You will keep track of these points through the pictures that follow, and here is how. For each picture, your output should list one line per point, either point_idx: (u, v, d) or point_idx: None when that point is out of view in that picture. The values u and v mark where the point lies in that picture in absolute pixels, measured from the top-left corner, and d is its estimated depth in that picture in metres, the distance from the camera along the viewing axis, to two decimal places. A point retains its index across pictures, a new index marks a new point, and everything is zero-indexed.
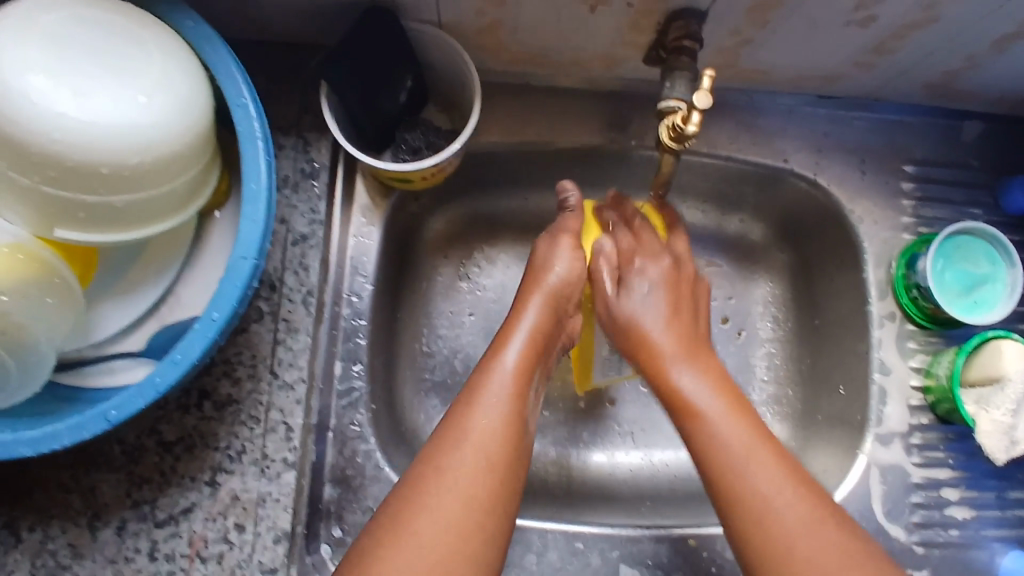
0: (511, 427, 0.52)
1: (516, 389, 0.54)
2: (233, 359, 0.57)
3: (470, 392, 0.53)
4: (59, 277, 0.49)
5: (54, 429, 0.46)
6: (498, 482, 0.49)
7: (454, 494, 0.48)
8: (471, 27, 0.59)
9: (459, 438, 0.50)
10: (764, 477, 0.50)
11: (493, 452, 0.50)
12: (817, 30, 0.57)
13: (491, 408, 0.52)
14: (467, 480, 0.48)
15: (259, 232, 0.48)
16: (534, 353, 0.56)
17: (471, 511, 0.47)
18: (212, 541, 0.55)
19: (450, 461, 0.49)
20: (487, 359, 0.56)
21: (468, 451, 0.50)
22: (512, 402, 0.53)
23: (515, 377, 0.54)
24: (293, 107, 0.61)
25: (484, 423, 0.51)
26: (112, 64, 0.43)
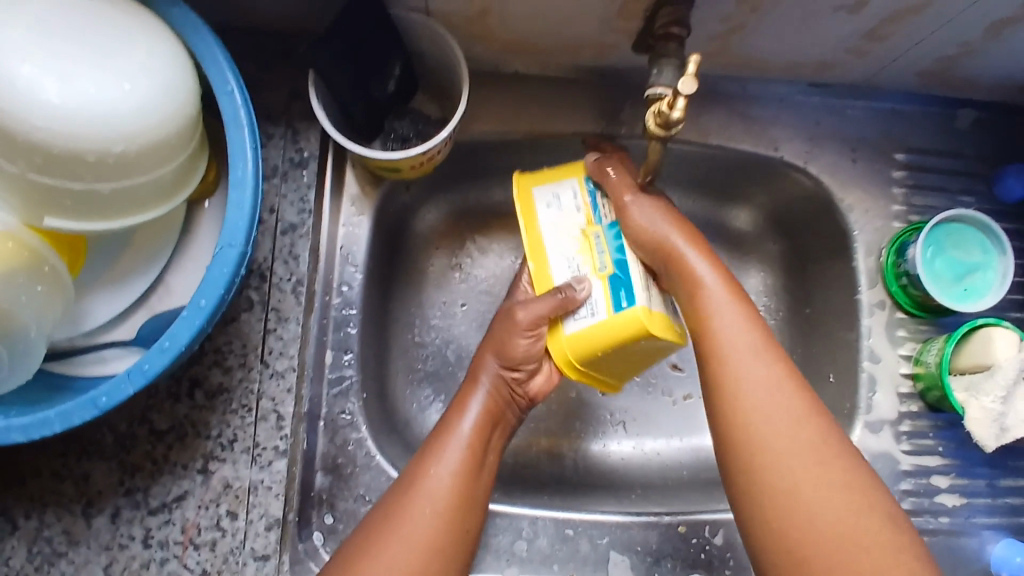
0: (468, 478, 0.54)
1: (470, 454, 0.55)
2: (224, 348, 0.58)
3: (433, 445, 0.55)
4: (46, 265, 0.49)
5: (45, 415, 0.46)
6: (446, 542, 0.51)
7: (405, 547, 0.49)
8: (460, 15, 0.59)
9: (422, 491, 0.52)
10: (798, 460, 0.46)
11: (444, 501, 0.52)
12: (808, 16, 0.56)
13: (444, 465, 0.53)
14: (417, 537, 0.50)
15: (246, 218, 0.48)
16: (487, 419, 0.58)
17: (427, 560, 0.50)
18: (205, 528, 0.55)
19: (400, 528, 0.50)
20: (442, 426, 0.57)
21: (425, 501, 0.52)
22: (463, 461, 0.54)
23: (469, 442, 0.55)
24: (281, 96, 0.61)
25: (431, 497, 0.52)
26: (98, 52, 0.43)
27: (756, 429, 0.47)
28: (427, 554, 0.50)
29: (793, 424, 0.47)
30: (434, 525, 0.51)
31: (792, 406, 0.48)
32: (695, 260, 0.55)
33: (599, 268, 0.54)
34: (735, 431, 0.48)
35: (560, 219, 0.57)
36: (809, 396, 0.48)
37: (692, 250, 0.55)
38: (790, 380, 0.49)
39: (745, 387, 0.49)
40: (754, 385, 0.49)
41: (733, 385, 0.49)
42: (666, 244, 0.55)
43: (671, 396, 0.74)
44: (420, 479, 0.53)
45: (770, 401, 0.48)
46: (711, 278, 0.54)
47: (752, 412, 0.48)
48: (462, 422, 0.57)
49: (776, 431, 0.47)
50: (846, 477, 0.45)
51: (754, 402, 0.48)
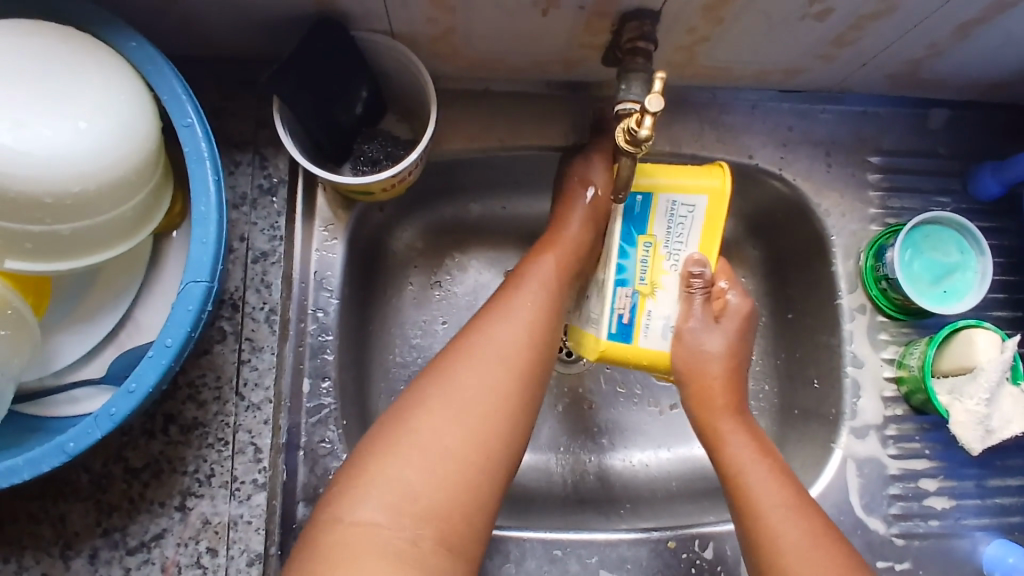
0: (530, 340, 0.54)
1: (541, 304, 0.57)
2: (197, 382, 0.56)
3: (511, 285, 0.58)
4: (10, 308, 0.48)
5: (12, 464, 0.45)
6: (528, 365, 0.53)
7: (477, 378, 0.51)
8: (424, 35, 0.58)
9: (498, 322, 0.55)
10: (784, 521, 0.53)
11: (510, 357, 0.53)
12: (773, 25, 0.56)
13: (504, 323, 0.54)
14: (489, 380, 0.51)
15: (211, 253, 0.47)
16: (559, 274, 0.59)
17: (497, 390, 0.51)
18: (185, 566, 0.54)
19: (457, 367, 0.52)
20: (506, 289, 0.58)
21: (483, 361, 0.52)
22: (530, 315, 0.56)
23: (536, 300, 0.57)
24: (247, 122, 0.61)
25: (508, 325, 0.54)
26: (51, 92, 0.42)
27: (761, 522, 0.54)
28: (489, 394, 0.51)
29: (792, 514, 0.53)
30: (517, 344, 0.53)
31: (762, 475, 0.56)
32: (709, 339, 0.58)
33: (644, 294, 0.55)
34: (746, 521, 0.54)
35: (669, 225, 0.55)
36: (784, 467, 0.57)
37: (721, 353, 0.60)
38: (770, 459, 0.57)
39: (753, 486, 0.55)
40: (758, 484, 0.55)
41: (742, 482, 0.56)
42: (703, 382, 0.59)
43: (658, 406, 0.74)
44: (479, 333, 0.54)
45: (763, 488, 0.55)
46: (716, 369, 0.59)
47: (756, 513, 0.54)
48: (553, 255, 0.60)
49: (775, 515, 0.53)
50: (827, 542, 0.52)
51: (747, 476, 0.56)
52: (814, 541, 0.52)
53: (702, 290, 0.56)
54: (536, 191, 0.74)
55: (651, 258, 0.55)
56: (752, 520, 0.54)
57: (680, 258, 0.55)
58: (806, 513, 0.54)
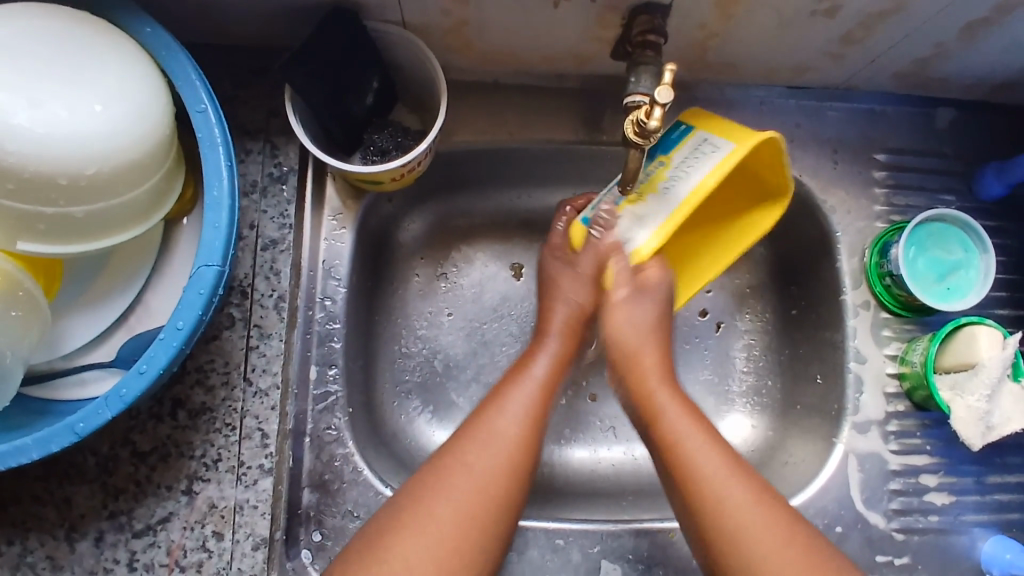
0: (529, 436, 0.54)
1: (540, 400, 0.56)
2: (205, 367, 0.57)
3: (516, 372, 0.58)
4: (22, 290, 0.49)
5: (22, 443, 0.46)
6: (528, 457, 0.54)
7: (490, 458, 0.52)
8: (436, 26, 0.58)
9: (505, 404, 0.55)
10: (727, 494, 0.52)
11: (511, 458, 0.53)
12: (783, 21, 0.56)
13: (510, 413, 0.55)
14: (486, 479, 0.51)
15: (222, 238, 0.48)
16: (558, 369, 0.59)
17: (494, 489, 0.51)
18: (190, 549, 0.55)
19: (472, 447, 0.52)
20: (513, 372, 0.59)
21: (488, 458, 0.52)
22: (532, 407, 0.56)
23: (544, 385, 0.57)
24: (258, 111, 0.61)
25: (512, 416, 0.54)
26: (68, 75, 0.43)
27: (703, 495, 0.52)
28: (493, 477, 0.52)
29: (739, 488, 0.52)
30: (524, 426, 0.54)
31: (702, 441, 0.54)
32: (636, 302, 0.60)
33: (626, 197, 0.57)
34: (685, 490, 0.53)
35: (698, 158, 0.53)
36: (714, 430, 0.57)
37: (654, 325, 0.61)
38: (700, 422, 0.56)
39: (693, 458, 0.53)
40: (690, 440, 0.54)
41: (677, 448, 0.54)
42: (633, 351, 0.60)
43: None
44: (490, 416, 0.54)
45: (706, 459, 0.53)
46: (641, 345, 0.60)
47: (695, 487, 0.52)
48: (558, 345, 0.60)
49: (718, 487, 0.52)
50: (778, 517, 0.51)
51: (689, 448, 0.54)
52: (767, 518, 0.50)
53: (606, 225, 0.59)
54: (543, 184, 0.74)
55: (654, 175, 0.56)
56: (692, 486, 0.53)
57: (674, 188, 0.54)
58: (748, 479, 0.53)
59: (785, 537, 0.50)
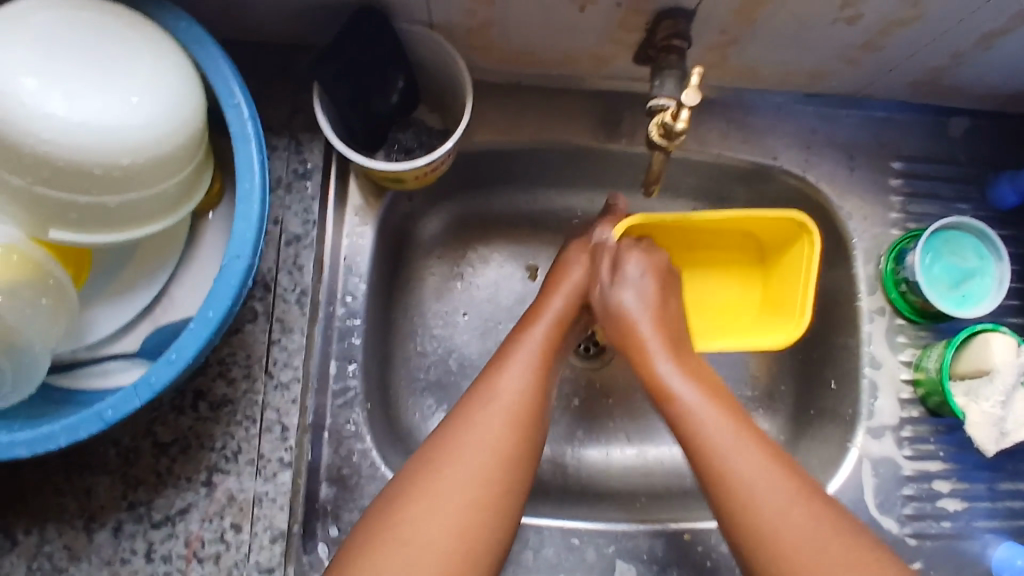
0: (534, 393, 0.55)
1: (540, 360, 0.57)
2: (227, 360, 0.57)
3: (517, 334, 0.59)
4: (51, 279, 0.49)
5: (50, 430, 0.46)
6: (533, 414, 0.54)
7: (494, 420, 0.52)
8: (461, 26, 0.59)
9: (508, 369, 0.56)
10: (736, 453, 0.51)
11: (514, 414, 0.53)
12: (803, 28, 0.57)
13: (514, 374, 0.55)
14: (488, 437, 0.52)
15: (253, 231, 0.48)
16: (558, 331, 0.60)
17: (500, 445, 0.51)
18: (209, 541, 0.55)
19: (477, 413, 0.53)
20: (514, 335, 0.59)
21: (491, 413, 0.53)
22: (536, 366, 0.56)
23: (544, 346, 0.58)
24: (284, 108, 0.62)
25: (516, 377, 0.55)
26: (106, 66, 0.44)
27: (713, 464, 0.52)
28: (505, 441, 0.52)
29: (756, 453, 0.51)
30: (528, 388, 0.55)
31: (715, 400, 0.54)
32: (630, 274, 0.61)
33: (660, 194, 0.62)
34: (697, 458, 0.52)
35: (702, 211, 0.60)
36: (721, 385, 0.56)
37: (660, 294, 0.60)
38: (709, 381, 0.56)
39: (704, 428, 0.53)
40: (703, 401, 0.54)
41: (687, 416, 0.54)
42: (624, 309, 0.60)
43: None
44: (494, 376, 0.55)
45: (715, 424, 0.53)
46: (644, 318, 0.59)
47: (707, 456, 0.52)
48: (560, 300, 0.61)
49: (732, 452, 0.51)
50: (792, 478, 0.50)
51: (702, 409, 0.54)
52: (776, 480, 0.50)
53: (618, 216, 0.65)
54: (561, 186, 0.75)
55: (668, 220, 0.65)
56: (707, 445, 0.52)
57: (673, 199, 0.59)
58: (757, 438, 0.52)
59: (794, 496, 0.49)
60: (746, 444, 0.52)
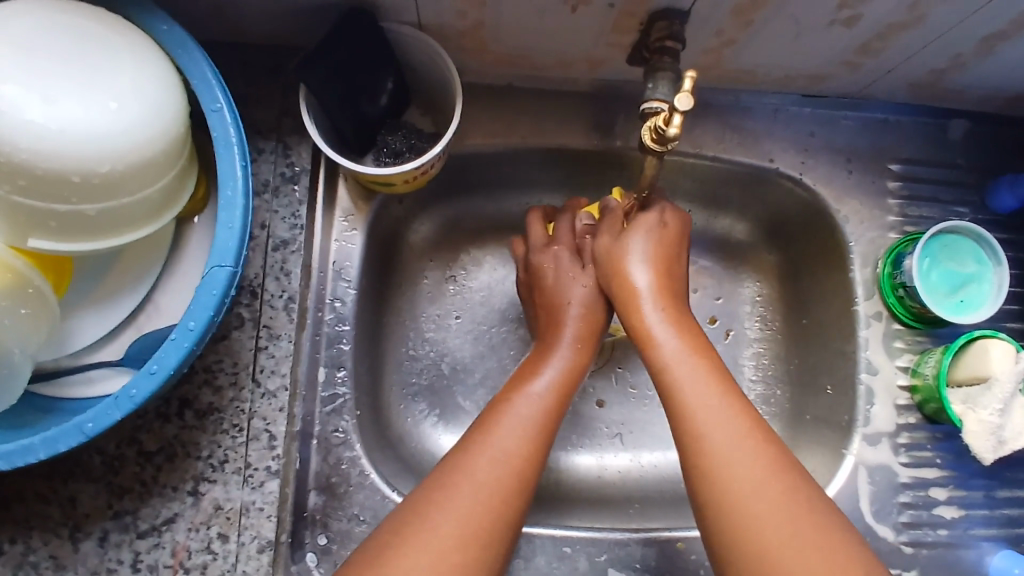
0: (534, 440, 0.52)
1: (546, 407, 0.54)
2: (214, 367, 0.56)
3: (519, 384, 0.56)
4: (32, 287, 0.48)
5: (29, 442, 0.45)
6: (532, 464, 0.51)
7: (490, 470, 0.49)
8: (452, 28, 0.58)
9: (508, 419, 0.53)
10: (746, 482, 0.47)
11: (516, 461, 0.50)
12: (801, 30, 0.56)
13: (513, 421, 0.52)
14: (488, 479, 0.49)
15: (236, 239, 0.47)
16: (567, 378, 0.57)
17: (498, 493, 0.48)
18: (195, 551, 0.54)
19: (476, 459, 0.50)
20: (519, 380, 0.57)
21: (486, 460, 0.50)
22: (536, 415, 0.53)
23: (548, 396, 0.55)
24: (271, 110, 0.61)
25: (515, 425, 0.52)
26: (84, 71, 0.43)
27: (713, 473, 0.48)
28: (498, 488, 0.49)
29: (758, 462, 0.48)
30: (525, 440, 0.51)
31: (734, 424, 0.50)
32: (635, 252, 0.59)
33: None
34: (695, 465, 0.49)
35: None
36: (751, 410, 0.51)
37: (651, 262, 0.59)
38: (727, 392, 0.51)
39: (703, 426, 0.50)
40: (714, 424, 0.50)
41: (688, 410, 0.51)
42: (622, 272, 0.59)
43: None
44: (497, 423, 0.52)
45: (716, 423, 0.50)
46: (644, 281, 0.58)
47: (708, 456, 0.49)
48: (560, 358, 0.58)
49: (746, 480, 0.47)
50: (799, 500, 0.46)
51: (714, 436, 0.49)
52: (782, 497, 0.46)
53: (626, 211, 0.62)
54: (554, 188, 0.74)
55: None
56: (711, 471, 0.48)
57: None
58: (781, 466, 0.48)
59: (811, 529, 0.44)
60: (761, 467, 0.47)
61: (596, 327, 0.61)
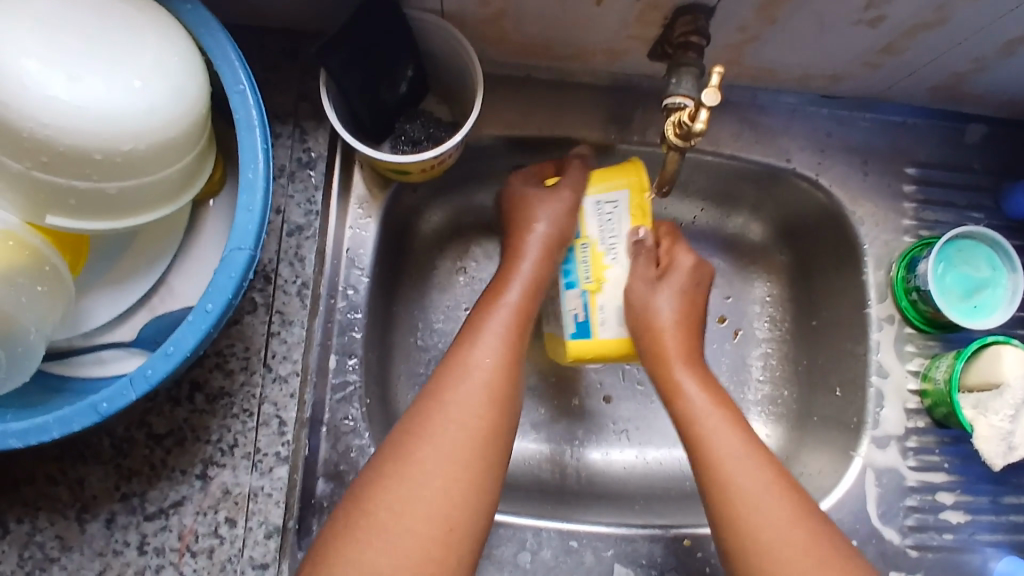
0: (496, 379, 0.53)
1: (506, 345, 0.55)
2: (225, 351, 0.56)
3: (474, 323, 0.56)
4: (48, 265, 0.48)
5: (43, 421, 0.45)
6: (495, 398, 0.53)
7: (456, 432, 0.50)
8: (474, 16, 0.58)
9: (469, 363, 0.53)
10: (747, 488, 0.52)
11: (480, 404, 0.52)
12: (825, 28, 0.56)
13: (478, 366, 0.53)
14: (457, 429, 0.51)
15: (256, 222, 0.47)
16: (524, 311, 0.57)
17: (471, 442, 0.51)
18: (202, 535, 0.54)
19: (445, 406, 0.52)
20: (476, 317, 0.57)
21: (455, 408, 0.51)
22: (497, 353, 0.54)
23: (505, 334, 0.55)
24: (289, 94, 0.60)
25: (478, 368, 0.53)
26: (109, 48, 0.42)
27: (718, 471, 0.54)
28: (475, 440, 0.51)
29: (749, 455, 0.54)
30: (490, 382, 0.53)
31: (739, 443, 0.55)
32: (661, 297, 0.60)
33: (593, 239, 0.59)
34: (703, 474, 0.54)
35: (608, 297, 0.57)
36: (745, 424, 0.57)
37: (671, 296, 0.61)
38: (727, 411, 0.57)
39: (710, 435, 0.55)
40: (716, 434, 0.55)
41: (697, 418, 0.56)
42: (657, 334, 0.59)
43: None
44: (459, 366, 0.53)
45: (728, 447, 0.54)
46: (668, 317, 0.60)
47: (703, 448, 0.55)
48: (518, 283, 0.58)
49: (741, 472, 0.53)
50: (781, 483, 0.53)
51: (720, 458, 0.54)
52: (772, 492, 0.52)
53: (649, 256, 0.60)
54: None
55: (592, 258, 0.58)
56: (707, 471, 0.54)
57: (617, 253, 0.58)
58: (764, 458, 0.54)
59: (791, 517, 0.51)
60: (754, 465, 0.53)
61: (552, 257, 0.59)
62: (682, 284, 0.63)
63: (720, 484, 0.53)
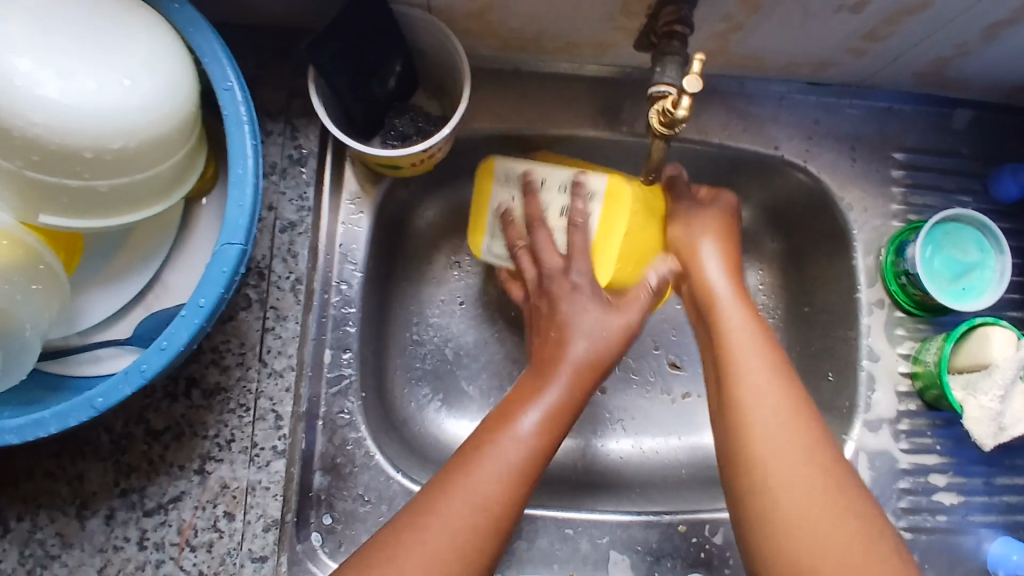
0: (528, 472, 0.50)
1: (542, 437, 0.51)
2: (221, 347, 0.57)
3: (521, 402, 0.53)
4: (42, 264, 0.48)
5: (40, 417, 0.45)
6: (521, 490, 0.49)
7: (472, 501, 0.48)
8: (460, 9, 0.58)
9: (501, 444, 0.50)
10: (794, 496, 0.47)
11: (503, 489, 0.48)
12: (809, 16, 0.56)
13: (510, 447, 0.50)
14: (471, 504, 0.48)
15: (246, 217, 0.48)
16: (572, 399, 0.53)
17: (482, 516, 0.47)
18: (201, 529, 0.54)
19: (469, 477, 0.48)
20: (514, 399, 0.54)
21: (481, 483, 0.48)
22: (531, 444, 0.50)
23: (544, 421, 0.52)
24: (279, 92, 0.61)
25: (507, 453, 0.50)
26: (98, 48, 0.43)
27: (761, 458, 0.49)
28: (490, 517, 0.48)
29: (790, 431, 0.50)
30: (518, 465, 0.49)
31: (791, 435, 0.50)
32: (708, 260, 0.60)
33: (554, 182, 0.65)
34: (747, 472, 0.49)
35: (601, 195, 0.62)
36: (808, 407, 0.52)
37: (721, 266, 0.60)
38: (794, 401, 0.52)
39: (747, 399, 0.52)
40: (769, 433, 0.50)
41: (739, 399, 0.52)
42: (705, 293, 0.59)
43: (670, 394, 0.74)
44: (489, 448, 0.50)
45: (775, 440, 0.49)
46: (722, 287, 0.59)
47: (746, 417, 0.51)
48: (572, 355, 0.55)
49: (789, 477, 0.48)
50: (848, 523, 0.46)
51: (769, 457, 0.49)
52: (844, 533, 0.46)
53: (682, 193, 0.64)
54: None
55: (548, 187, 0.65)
56: (751, 475, 0.49)
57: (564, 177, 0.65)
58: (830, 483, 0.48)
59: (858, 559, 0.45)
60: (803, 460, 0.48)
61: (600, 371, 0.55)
62: (720, 229, 0.62)
63: (760, 494, 0.48)
